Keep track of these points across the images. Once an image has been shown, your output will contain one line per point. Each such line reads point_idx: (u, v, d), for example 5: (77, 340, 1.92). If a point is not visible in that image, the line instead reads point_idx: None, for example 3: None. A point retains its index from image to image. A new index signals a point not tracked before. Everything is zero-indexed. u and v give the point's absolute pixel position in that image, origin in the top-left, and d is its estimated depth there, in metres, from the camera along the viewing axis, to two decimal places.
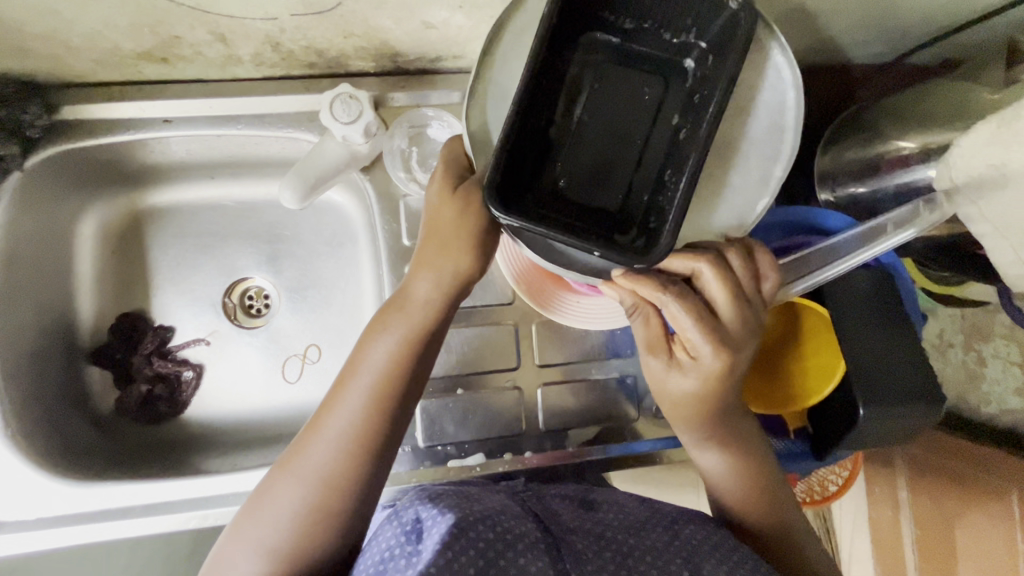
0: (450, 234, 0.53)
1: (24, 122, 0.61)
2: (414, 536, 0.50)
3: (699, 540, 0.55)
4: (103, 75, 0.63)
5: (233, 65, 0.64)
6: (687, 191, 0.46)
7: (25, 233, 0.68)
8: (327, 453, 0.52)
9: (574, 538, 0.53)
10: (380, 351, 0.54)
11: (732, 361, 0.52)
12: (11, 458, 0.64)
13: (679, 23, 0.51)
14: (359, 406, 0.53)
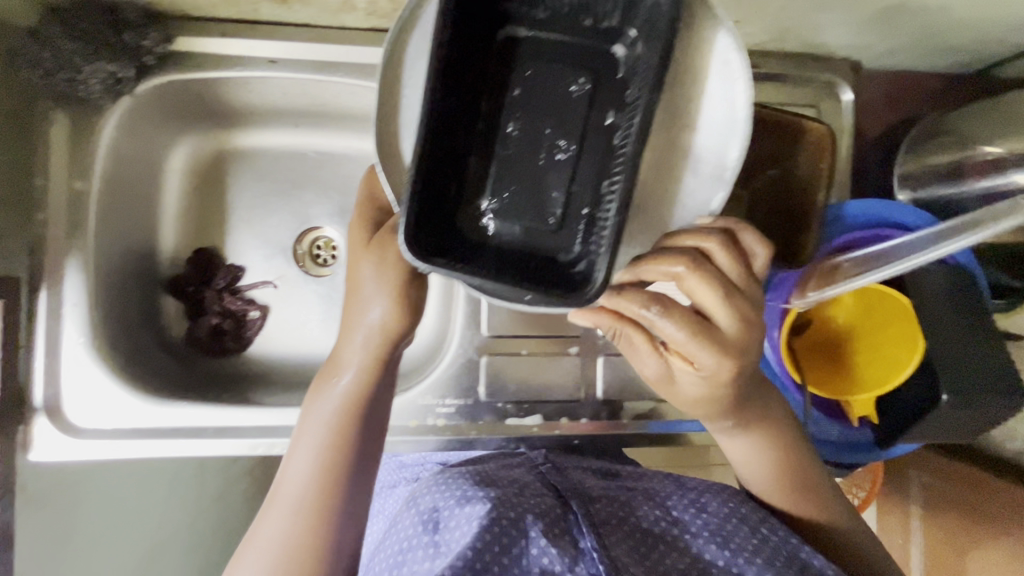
0: (373, 286, 0.51)
1: (144, 48, 0.63)
2: (429, 526, 0.58)
3: (727, 515, 0.58)
4: (221, 11, 0.65)
5: (345, 13, 0.65)
6: (618, 225, 0.46)
7: (123, 156, 0.71)
8: (286, 522, 0.50)
9: (598, 513, 0.60)
10: (319, 420, 0.53)
11: (737, 365, 0.47)
12: (95, 371, 0.66)
13: (600, 8, 0.51)
14: (319, 450, 0.52)
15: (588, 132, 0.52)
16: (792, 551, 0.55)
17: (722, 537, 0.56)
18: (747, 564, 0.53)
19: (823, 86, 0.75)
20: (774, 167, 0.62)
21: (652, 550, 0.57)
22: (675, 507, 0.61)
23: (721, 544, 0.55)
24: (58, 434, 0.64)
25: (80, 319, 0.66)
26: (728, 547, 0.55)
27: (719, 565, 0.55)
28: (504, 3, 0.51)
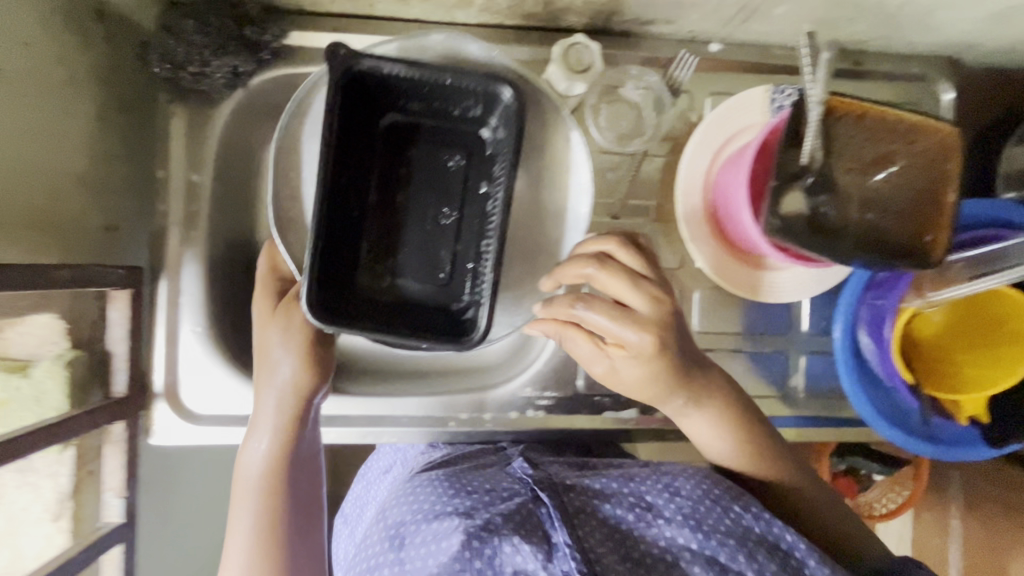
0: (280, 351, 0.61)
1: (263, 42, 0.64)
2: (395, 542, 0.54)
3: (700, 498, 0.54)
4: (336, 6, 0.65)
5: (459, 8, 0.65)
6: (493, 278, 0.59)
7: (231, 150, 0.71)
8: (252, 520, 0.61)
9: (575, 506, 0.55)
10: (266, 434, 0.61)
11: (659, 332, 0.57)
12: (212, 358, 0.68)
13: (464, 102, 0.62)
14: (269, 468, 0.61)
15: (467, 200, 0.64)
16: (762, 531, 0.53)
17: (696, 520, 0.52)
18: (721, 549, 0.51)
19: (918, 83, 0.75)
20: (885, 168, 0.62)
21: (630, 541, 0.53)
22: (648, 493, 0.57)
23: (694, 527, 0.52)
24: (177, 420, 0.66)
25: (196, 309, 0.67)
26: (700, 532, 0.52)
27: (692, 553, 0.51)
28: (384, 97, 0.60)
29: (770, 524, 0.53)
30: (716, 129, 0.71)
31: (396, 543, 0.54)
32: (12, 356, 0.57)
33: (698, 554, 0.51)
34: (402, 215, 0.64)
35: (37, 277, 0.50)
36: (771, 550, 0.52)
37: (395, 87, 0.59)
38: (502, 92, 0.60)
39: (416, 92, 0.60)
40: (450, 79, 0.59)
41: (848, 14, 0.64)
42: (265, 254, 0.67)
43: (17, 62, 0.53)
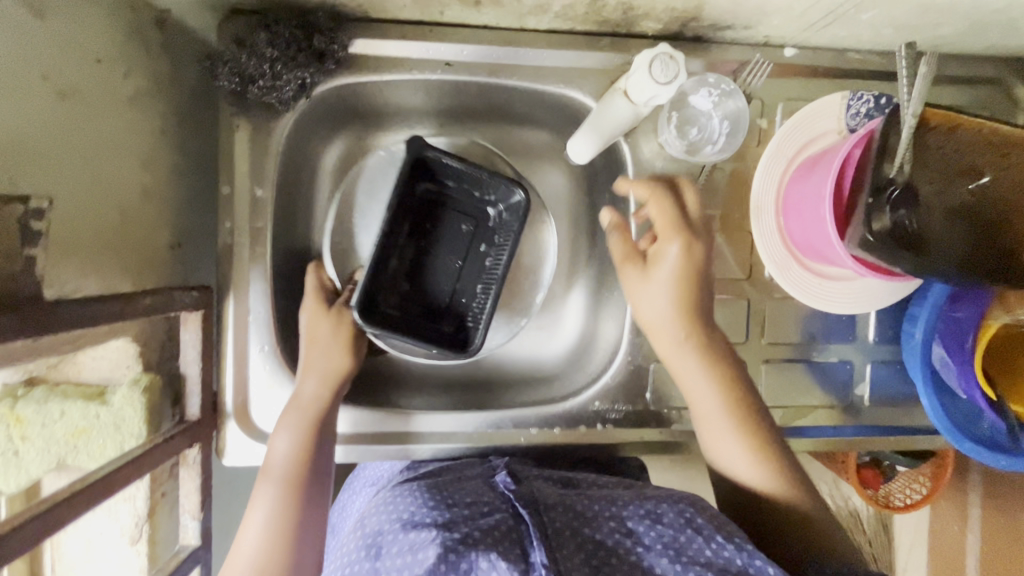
0: (328, 344, 0.67)
1: (330, 52, 0.62)
2: (373, 552, 0.53)
3: (683, 526, 0.54)
4: (405, 13, 0.63)
5: (533, 15, 0.63)
6: (491, 309, 0.67)
7: (290, 160, 0.69)
8: (266, 521, 0.59)
9: (553, 525, 0.54)
10: (293, 429, 0.62)
11: (697, 250, 0.65)
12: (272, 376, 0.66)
13: (487, 190, 0.71)
14: (294, 465, 0.61)
15: (468, 258, 0.74)
16: (741, 562, 0.51)
17: (676, 551, 0.52)
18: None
19: (995, 87, 0.73)
20: (974, 179, 0.61)
21: (608, 560, 0.52)
22: (629, 517, 0.56)
23: (673, 558, 0.52)
24: (249, 440, 0.65)
25: (264, 328, 0.66)
26: (680, 562, 0.51)
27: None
28: (433, 171, 0.70)
29: (750, 554, 0.52)
30: (791, 137, 0.69)
31: (376, 552, 0.53)
32: (86, 383, 0.58)
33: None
34: (432, 274, 0.73)
35: (126, 308, 0.48)
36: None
37: (441, 167, 0.69)
38: (518, 191, 0.68)
39: (449, 174, 0.70)
40: (485, 175, 0.68)
41: (935, 19, 0.62)
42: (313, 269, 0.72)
43: (91, 82, 0.51)
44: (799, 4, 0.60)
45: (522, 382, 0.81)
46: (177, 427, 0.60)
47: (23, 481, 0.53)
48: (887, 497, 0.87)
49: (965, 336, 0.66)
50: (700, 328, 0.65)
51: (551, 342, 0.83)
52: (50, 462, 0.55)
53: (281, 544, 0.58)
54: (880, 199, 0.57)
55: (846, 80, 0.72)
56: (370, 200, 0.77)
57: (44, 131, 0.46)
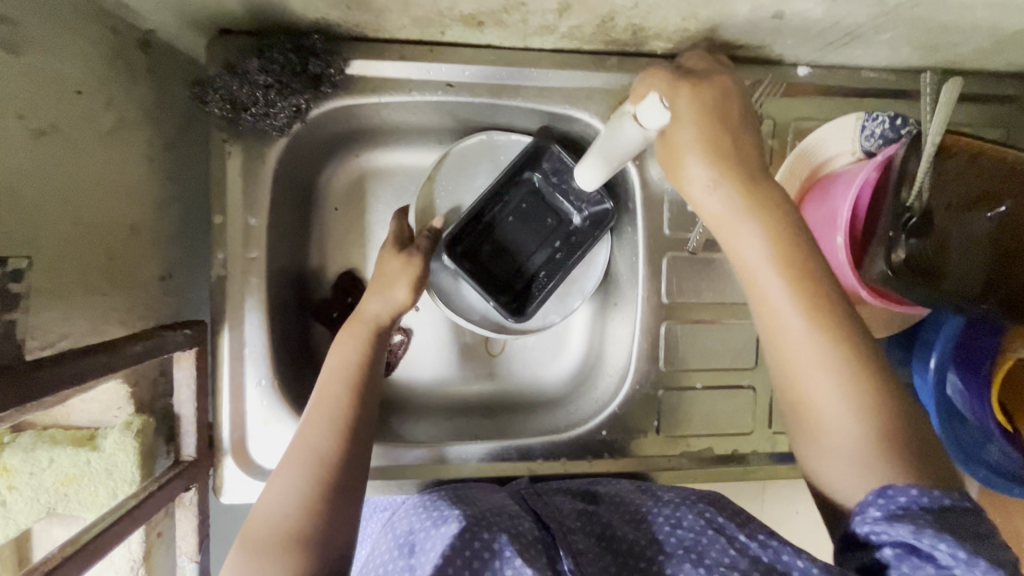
0: (394, 274, 0.64)
1: (327, 75, 0.59)
2: (407, 550, 0.50)
3: (703, 530, 0.49)
4: (404, 33, 0.60)
5: (537, 35, 0.60)
6: (553, 286, 0.70)
7: (283, 183, 0.67)
8: (309, 446, 0.53)
9: (577, 540, 0.51)
10: (340, 356, 0.60)
11: (727, 89, 0.54)
12: (271, 410, 0.64)
13: (578, 198, 0.72)
14: (339, 392, 0.57)
15: (545, 245, 0.74)
16: (768, 559, 0.46)
17: (699, 556, 0.47)
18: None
19: (1013, 105, 0.71)
20: (991, 207, 0.60)
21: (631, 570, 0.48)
22: (653, 527, 0.52)
23: (696, 561, 0.46)
24: (247, 477, 0.63)
25: (260, 362, 0.64)
26: (704, 565, 0.46)
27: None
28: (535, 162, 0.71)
29: (779, 552, 0.46)
30: (804, 160, 0.67)
31: (409, 550, 0.49)
32: (75, 426, 0.56)
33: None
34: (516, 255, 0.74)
35: (114, 360, 0.45)
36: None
37: (542, 161, 0.71)
38: (606, 202, 0.71)
39: (551, 169, 0.72)
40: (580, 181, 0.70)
41: (956, 40, 0.60)
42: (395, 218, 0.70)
43: (71, 116, 0.48)
44: (816, 26, 0.57)
45: (527, 406, 0.80)
46: (172, 470, 0.58)
47: (12, 532, 0.53)
48: None
49: (981, 366, 0.64)
50: (778, 216, 0.49)
51: (555, 364, 0.81)
52: (39, 512, 0.54)
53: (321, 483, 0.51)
54: (898, 228, 0.55)
55: (859, 99, 0.70)
56: (449, 184, 0.73)
57: (23, 174, 0.44)
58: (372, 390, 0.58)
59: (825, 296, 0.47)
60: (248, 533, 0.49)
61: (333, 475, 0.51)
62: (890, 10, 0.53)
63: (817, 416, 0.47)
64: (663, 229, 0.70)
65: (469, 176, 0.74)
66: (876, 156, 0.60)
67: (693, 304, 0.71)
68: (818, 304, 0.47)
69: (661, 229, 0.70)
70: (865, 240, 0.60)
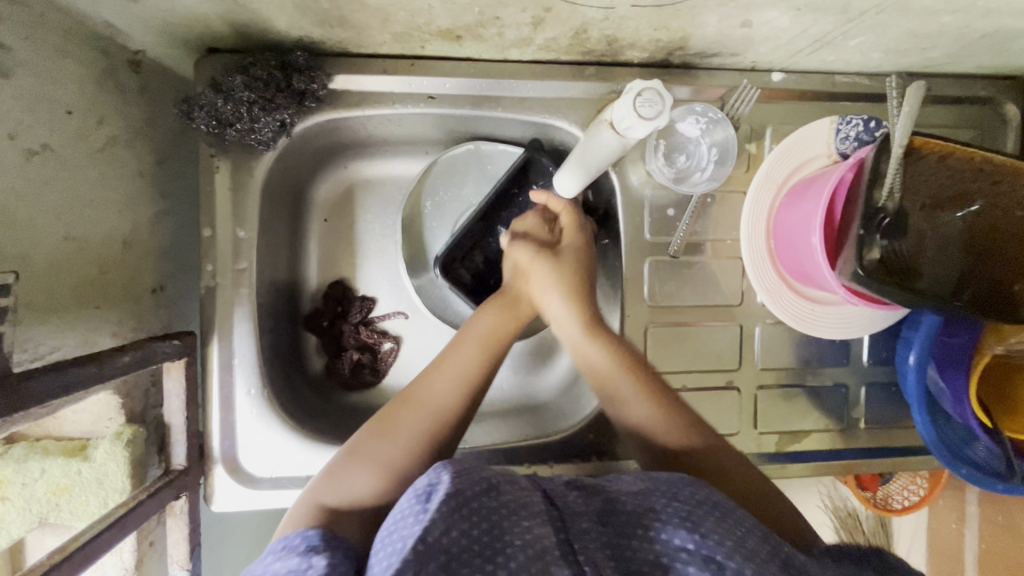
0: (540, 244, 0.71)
1: (311, 90, 0.61)
2: (424, 497, 0.42)
3: (699, 502, 0.45)
4: (386, 49, 0.61)
5: (515, 48, 0.62)
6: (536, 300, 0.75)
7: (272, 197, 0.69)
8: (435, 396, 0.60)
9: (580, 522, 0.43)
10: (489, 313, 0.67)
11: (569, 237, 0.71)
12: (260, 416, 0.65)
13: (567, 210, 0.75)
14: (476, 355, 0.64)
15: None
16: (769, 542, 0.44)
17: (693, 522, 0.43)
18: (719, 546, 0.41)
19: (985, 106, 0.73)
20: (963, 206, 0.61)
21: (628, 547, 0.42)
22: (646, 497, 0.46)
23: (693, 529, 0.43)
24: (238, 485, 0.64)
25: (250, 371, 0.65)
26: (699, 534, 0.42)
27: (688, 553, 0.41)
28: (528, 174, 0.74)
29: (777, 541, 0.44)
30: (780, 163, 0.68)
31: (426, 496, 0.42)
32: (67, 438, 0.57)
33: (694, 553, 0.41)
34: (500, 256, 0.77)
35: (104, 371, 0.47)
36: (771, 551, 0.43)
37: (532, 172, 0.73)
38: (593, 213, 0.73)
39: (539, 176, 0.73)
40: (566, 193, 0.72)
41: (924, 44, 0.61)
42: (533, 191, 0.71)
43: (62, 134, 0.50)
44: (787, 34, 0.59)
45: (513, 412, 0.81)
46: (163, 478, 0.59)
47: (6, 542, 0.54)
48: (887, 498, 0.87)
49: (960, 363, 0.65)
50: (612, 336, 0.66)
51: (541, 371, 0.82)
52: (31, 522, 0.55)
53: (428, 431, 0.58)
54: (871, 228, 0.56)
55: (832, 103, 0.71)
56: (441, 189, 0.77)
57: (15, 194, 0.45)
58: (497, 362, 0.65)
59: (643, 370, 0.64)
60: (358, 451, 0.56)
61: (446, 426, 0.59)
62: (856, 17, 0.55)
63: (619, 389, 0.63)
64: (645, 234, 0.72)
65: (456, 184, 0.77)
66: (848, 159, 0.62)
67: (676, 307, 0.72)
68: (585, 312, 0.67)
69: (642, 234, 0.71)
70: (838, 242, 0.61)
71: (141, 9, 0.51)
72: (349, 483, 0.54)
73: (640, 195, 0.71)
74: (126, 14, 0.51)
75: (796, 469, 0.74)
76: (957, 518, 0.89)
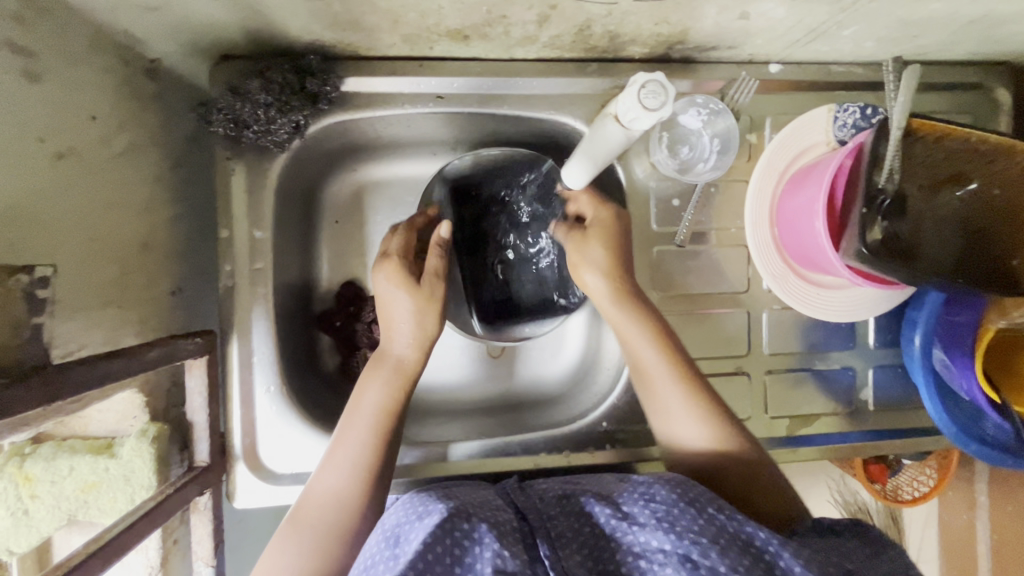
0: (398, 304, 0.65)
1: (323, 93, 0.63)
2: (393, 540, 0.45)
3: (676, 501, 0.45)
4: (396, 50, 0.63)
5: (520, 46, 0.64)
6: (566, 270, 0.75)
7: (286, 197, 0.70)
8: (331, 494, 0.56)
9: (557, 526, 0.46)
10: (353, 446, 0.58)
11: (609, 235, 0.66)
12: (281, 411, 0.66)
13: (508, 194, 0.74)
14: (367, 440, 0.59)
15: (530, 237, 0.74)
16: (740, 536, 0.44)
17: (670, 523, 0.43)
18: (694, 544, 0.41)
19: (977, 92, 0.75)
20: (961, 186, 0.62)
21: (606, 550, 0.44)
22: (624, 502, 0.47)
23: (668, 528, 0.43)
24: (258, 481, 0.65)
25: (269, 368, 0.66)
26: (675, 533, 0.42)
27: (665, 553, 0.42)
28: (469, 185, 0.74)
29: (743, 523, 0.44)
30: (782, 151, 0.70)
31: (394, 540, 0.44)
32: (93, 436, 0.60)
33: (670, 554, 0.41)
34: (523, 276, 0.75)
35: (133, 364, 0.48)
36: (745, 546, 0.42)
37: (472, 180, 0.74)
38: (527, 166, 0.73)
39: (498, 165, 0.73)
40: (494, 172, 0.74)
41: (914, 32, 0.63)
42: (382, 266, 0.67)
43: (86, 139, 0.51)
44: (784, 24, 0.60)
45: (530, 404, 0.82)
46: (187, 475, 0.60)
47: (35, 539, 0.55)
48: (896, 490, 0.86)
49: (964, 341, 0.67)
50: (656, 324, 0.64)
51: (554, 364, 0.83)
52: (60, 519, 0.56)
53: (331, 536, 0.54)
54: (873, 208, 0.57)
55: (828, 92, 0.73)
56: None
57: (44, 194, 0.47)
58: (382, 475, 0.58)
59: (690, 373, 0.63)
60: (275, 553, 0.53)
61: (354, 518, 0.55)
62: (849, 6, 0.56)
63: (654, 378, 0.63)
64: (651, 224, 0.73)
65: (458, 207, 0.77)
66: (846, 144, 0.63)
67: (682, 296, 0.74)
68: (627, 297, 0.65)
69: (649, 225, 0.73)
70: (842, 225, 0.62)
71: (160, 17, 0.52)
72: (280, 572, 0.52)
73: (643, 187, 0.73)
74: (145, 22, 0.53)
75: (807, 453, 0.75)
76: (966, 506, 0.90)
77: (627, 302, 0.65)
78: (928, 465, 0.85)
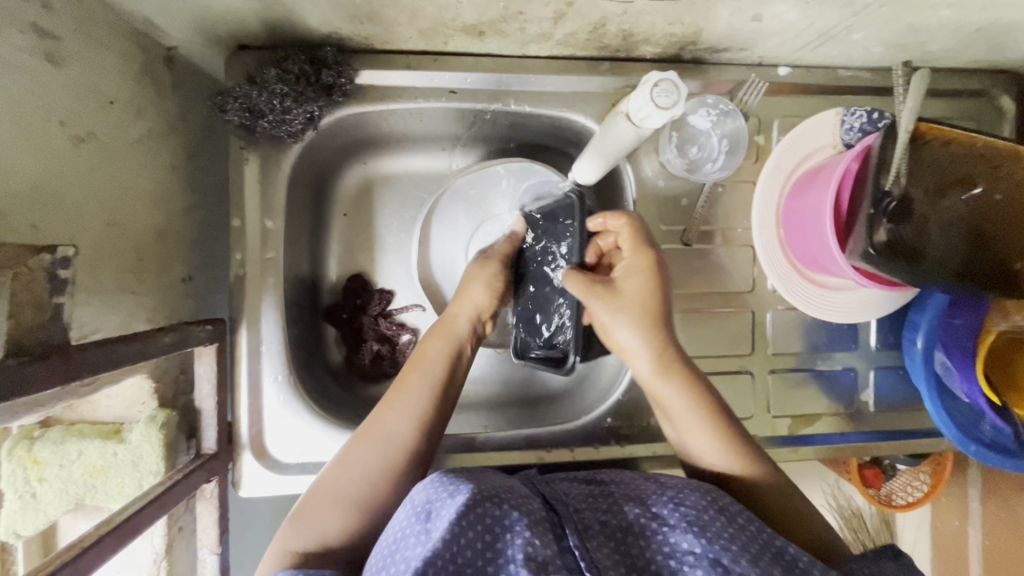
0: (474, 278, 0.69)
1: (338, 85, 0.63)
2: (424, 514, 0.42)
3: (706, 508, 0.45)
4: (411, 44, 0.64)
5: (534, 43, 0.65)
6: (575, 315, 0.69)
7: (297, 188, 0.71)
8: (389, 432, 0.57)
9: (584, 518, 0.46)
10: (416, 390, 0.60)
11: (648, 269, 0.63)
12: (288, 400, 0.66)
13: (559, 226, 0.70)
14: (426, 391, 0.60)
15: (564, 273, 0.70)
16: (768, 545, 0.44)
17: (701, 526, 0.43)
18: (725, 551, 0.41)
19: (980, 99, 0.76)
20: (966, 190, 0.63)
21: (634, 544, 0.44)
22: (653, 501, 0.47)
23: (699, 532, 0.43)
24: (264, 470, 0.65)
25: (277, 358, 0.66)
26: (706, 538, 0.42)
27: (696, 556, 0.42)
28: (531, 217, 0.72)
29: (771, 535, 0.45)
30: (788, 154, 0.71)
31: (425, 515, 0.42)
32: (101, 421, 0.60)
33: (701, 557, 0.41)
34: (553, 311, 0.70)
35: (147, 348, 0.48)
36: (774, 556, 0.43)
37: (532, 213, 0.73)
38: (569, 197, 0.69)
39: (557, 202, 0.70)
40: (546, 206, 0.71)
41: (921, 39, 0.64)
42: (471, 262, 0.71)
43: (105, 124, 0.52)
44: (796, 27, 0.61)
45: (533, 400, 0.83)
46: (195, 462, 0.60)
47: (42, 524, 0.57)
48: (889, 495, 0.85)
49: (964, 343, 0.68)
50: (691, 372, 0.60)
51: None
52: (69, 503, 0.59)
53: (383, 473, 0.55)
54: (879, 210, 0.58)
55: (835, 95, 0.74)
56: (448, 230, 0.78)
57: (63, 177, 0.47)
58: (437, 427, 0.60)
59: (721, 413, 0.60)
60: (322, 487, 0.54)
61: (408, 459, 0.56)
62: (860, 10, 0.58)
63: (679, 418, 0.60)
64: (658, 223, 0.74)
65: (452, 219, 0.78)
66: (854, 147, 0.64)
67: (688, 295, 0.74)
68: (665, 360, 0.60)
69: (656, 224, 0.74)
70: (848, 227, 0.63)
71: (181, 5, 0.53)
72: (321, 507, 0.52)
73: (651, 186, 0.73)
74: (166, 11, 0.53)
75: (808, 453, 0.76)
76: (959, 510, 0.91)
77: (663, 355, 0.60)
78: (922, 471, 0.84)
